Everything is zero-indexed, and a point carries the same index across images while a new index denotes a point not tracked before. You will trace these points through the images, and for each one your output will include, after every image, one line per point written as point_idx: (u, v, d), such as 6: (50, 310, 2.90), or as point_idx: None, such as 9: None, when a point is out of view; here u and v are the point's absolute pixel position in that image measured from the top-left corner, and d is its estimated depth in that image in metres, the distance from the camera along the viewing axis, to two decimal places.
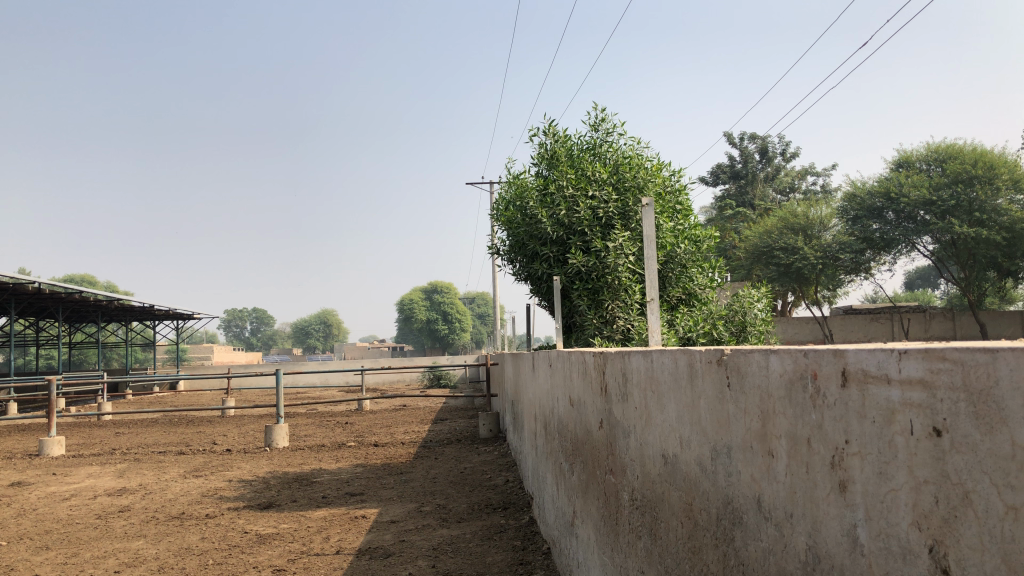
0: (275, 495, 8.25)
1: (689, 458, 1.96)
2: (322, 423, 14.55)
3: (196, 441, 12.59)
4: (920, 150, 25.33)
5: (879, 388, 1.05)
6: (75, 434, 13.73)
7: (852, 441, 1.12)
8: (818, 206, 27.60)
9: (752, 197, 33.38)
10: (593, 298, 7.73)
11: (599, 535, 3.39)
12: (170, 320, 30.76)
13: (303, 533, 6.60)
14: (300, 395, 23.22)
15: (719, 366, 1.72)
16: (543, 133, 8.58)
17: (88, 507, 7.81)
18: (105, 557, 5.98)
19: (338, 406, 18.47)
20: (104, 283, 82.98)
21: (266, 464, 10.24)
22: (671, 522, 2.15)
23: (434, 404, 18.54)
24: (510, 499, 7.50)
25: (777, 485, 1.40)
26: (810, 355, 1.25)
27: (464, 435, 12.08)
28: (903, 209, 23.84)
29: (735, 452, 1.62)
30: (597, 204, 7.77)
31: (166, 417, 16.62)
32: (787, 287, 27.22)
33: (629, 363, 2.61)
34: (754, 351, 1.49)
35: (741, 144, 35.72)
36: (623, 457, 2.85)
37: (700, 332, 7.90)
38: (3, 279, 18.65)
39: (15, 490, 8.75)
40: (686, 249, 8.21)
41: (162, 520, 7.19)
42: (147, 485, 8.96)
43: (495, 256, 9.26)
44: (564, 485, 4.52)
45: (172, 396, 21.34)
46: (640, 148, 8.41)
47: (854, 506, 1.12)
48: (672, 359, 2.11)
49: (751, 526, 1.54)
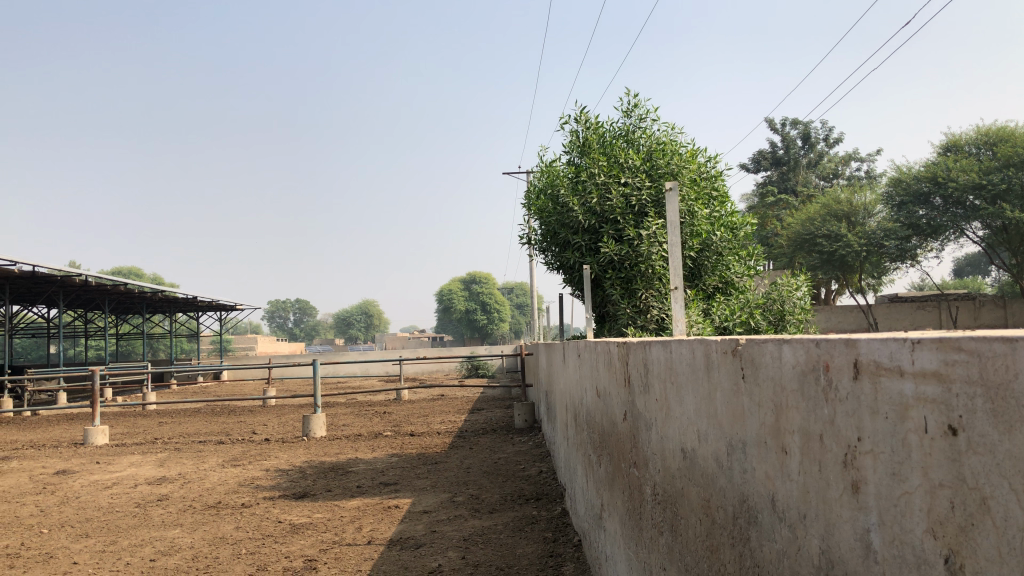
0: (311, 484, 8.29)
1: (706, 453, 1.87)
2: (361, 412, 14.62)
3: (237, 430, 12.75)
4: (970, 133, 24.65)
5: (891, 380, 0.96)
6: (120, 423, 13.99)
7: (865, 437, 1.03)
8: (862, 192, 27.01)
9: (795, 183, 32.79)
10: (625, 287, 7.63)
11: (624, 528, 3.31)
12: (213, 311, 31.26)
13: (336, 523, 6.61)
14: (340, 385, 23.38)
15: (734, 356, 1.63)
16: (574, 120, 8.45)
17: (128, 496, 7.93)
18: (142, 545, 6.05)
19: (377, 395, 18.58)
20: (151, 276, 84.50)
21: (303, 453, 10.31)
22: (690, 518, 2.07)
23: (472, 394, 18.54)
24: (543, 490, 7.43)
25: (791, 485, 1.31)
26: (821, 345, 1.16)
27: (499, 425, 12.04)
28: (951, 195, 23.21)
29: (750, 448, 1.53)
30: (629, 191, 7.63)
31: (208, 407, 16.85)
32: (830, 275, 26.70)
33: (650, 354, 2.52)
34: (767, 341, 1.39)
35: (783, 130, 35.07)
36: (645, 450, 2.77)
37: (737, 321, 7.73)
38: (51, 272, 19.06)
39: (60, 478, 8.93)
40: (722, 237, 8.01)
41: (199, 509, 7.26)
42: (187, 474, 9.07)
43: (527, 246, 9.17)
44: (593, 476, 4.44)
45: (216, 386, 21.66)
46: (674, 133, 8.24)
47: (868, 509, 1.03)
48: (689, 349, 2.02)
49: (765, 526, 1.45)
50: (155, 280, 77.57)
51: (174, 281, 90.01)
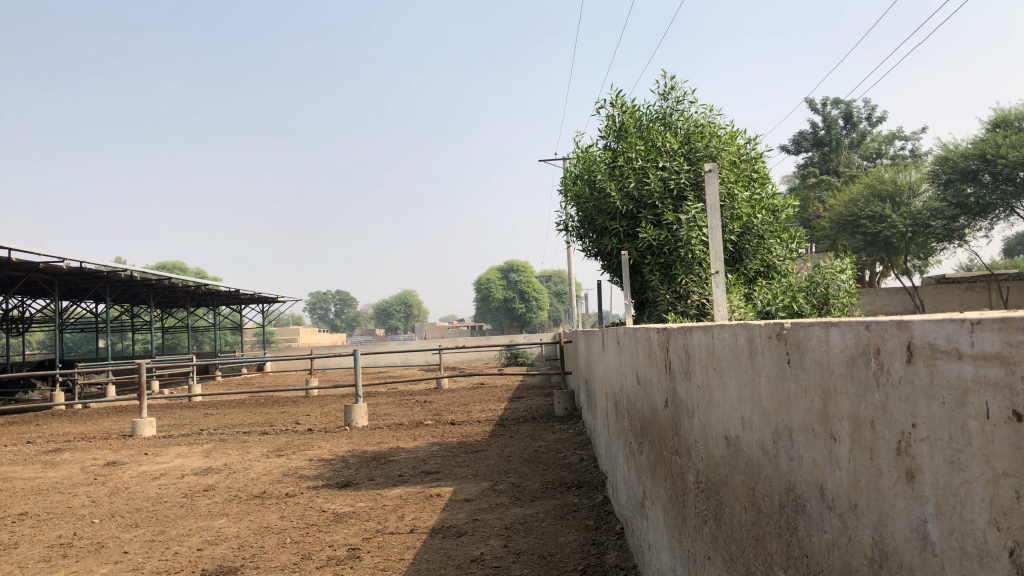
0: (353, 474, 8.36)
1: (751, 440, 1.82)
2: (402, 402, 14.69)
3: (280, 420, 12.90)
4: (1020, 108, 24.02)
5: (948, 363, 0.90)
6: (167, 414, 14.26)
7: (920, 423, 0.98)
8: (907, 171, 26.42)
9: (837, 164, 32.20)
10: (665, 272, 7.56)
11: (668, 517, 3.26)
12: (255, 304, 31.70)
13: (379, 512, 6.65)
14: (380, 375, 23.57)
15: (779, 340, 1.57)
16: (610, 104, 8.36)
17: (176, 486, 8.07)
18: (189, 534, 6.15)
19: (417, 384, 18.68)
20: (195, 270, 85.84)
21: (345, 443, 10.40)
22: (735, 508, 2.02)
23: (511, 382, 18.51)
24: (584, 478, 7.41)
25: (840, 473, 1.26)
26: (872, 328, 1.11)
27: (539, 413, 12.03)
28: (1000, 171, 22.70)
29: (797, 435, 1.48)
30: (667, 175, 7.53)
31: (252, 398, 17.08)
32: (875, 257, 26.15)
33: (691, 339, 2.47)
34: (814, 325, 1.34)
35: (824, 110, 34.46)
36: (688, 438, 2.72)
37: (779, 305, 7.62)
38: (98, 268, 19.45)
39: (110, 469, 9.11)
40: (764, 220, 7.88)
41: (244, 499, 7.36)
42: (232, 464, 9.20)
43: (564, 232, 9.11)
44: (635, 464, 4.40)
45: (259, 378, 21.94)
46: (712, 115, 8.11)
47: (924, 498, 0.98)
48: (731, 334, 1.97)
49: (815, 516, 1.40)
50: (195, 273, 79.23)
51: (217, 275, 91.39)
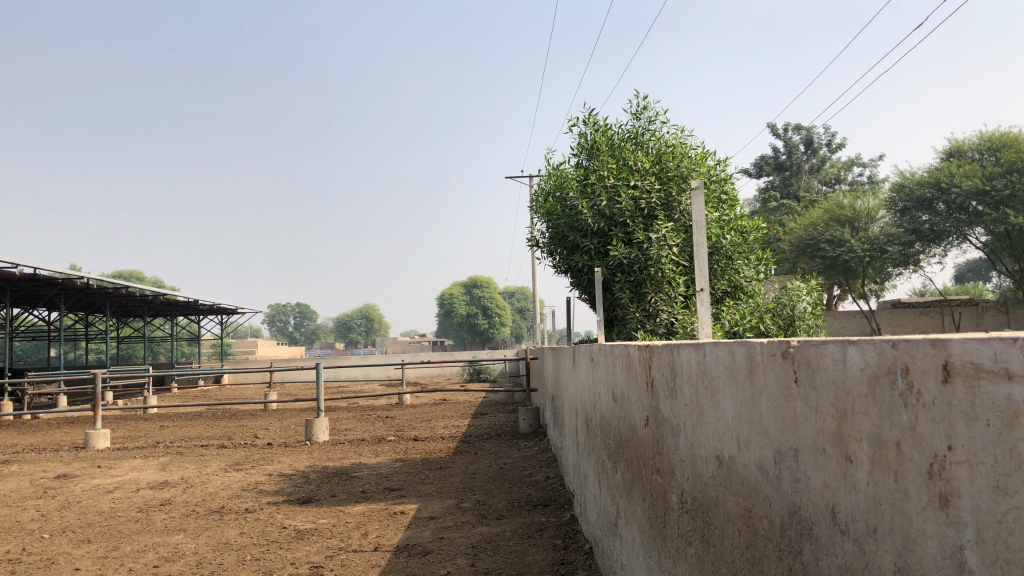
0: (314, 490, 8.19)
1: (748, 461, 1.79)
2: (363, 417, 14.49)
3: (238, 434, 12.63)
4: (973, 138, 24.77)
5: (995, 384, 0.89)
6: (121, 426, 13.89)
7: (958, 446, 0.95)
8: (865, 197, 26.93)
9: (797, 188, 32.78)
10: (635, 290, 7.55)
11: (644, 537, 3.23)
12: (213, 315, 31.11)
13: (342, 529, 6.51)
14: (341, 390, 23.25)
15: (785, 359, 1.54)
16: (582, 122, 8.38)
17: (131, 500, 7.83)
18: (145, 551, 5.95)
19: (379, 400, 18.46)
20: (151, 280, 84.14)
21: (306, 458, 10.21)
22: (727, 528, 1.98)
23: (473, 399, 18.42)
24: (550, 496, 7.34)
25: (857, 496, 1.22)
26: (901, 346, 1.08)
27: (504, 430, 11.95)
28: (954, 200, 23.33)
29: (804, 456, 1.45)
30: (638, 194, 7.54)
31: (209, 411, 16.72)
32: (834, 281, 26.52)
33: (678, 357, 2.44)
34: (828, 341, 1.31)
35: (786, 135, 35.11)
36: (671, 457, 2.68)
37: (747, 325, 7.64)
38: (52, 275, 18.93)
39: (60, 482, 8.82)
40: (732, 240, 7.94)
41: (201, 514, 7.16)
42: (189, 478, 8.97)
43: (534, 249, 9.08)
44: (607, 483, 4.36)
45: (217, 390, 21.49)
46: (684, 136, 8.14)
47: (962, 525, 0.94)
48: (726, 353, 1.94)
49: (823, 540, 1.36)
50: (150, 282, 77.98)
51: (175, 283, 89.78)
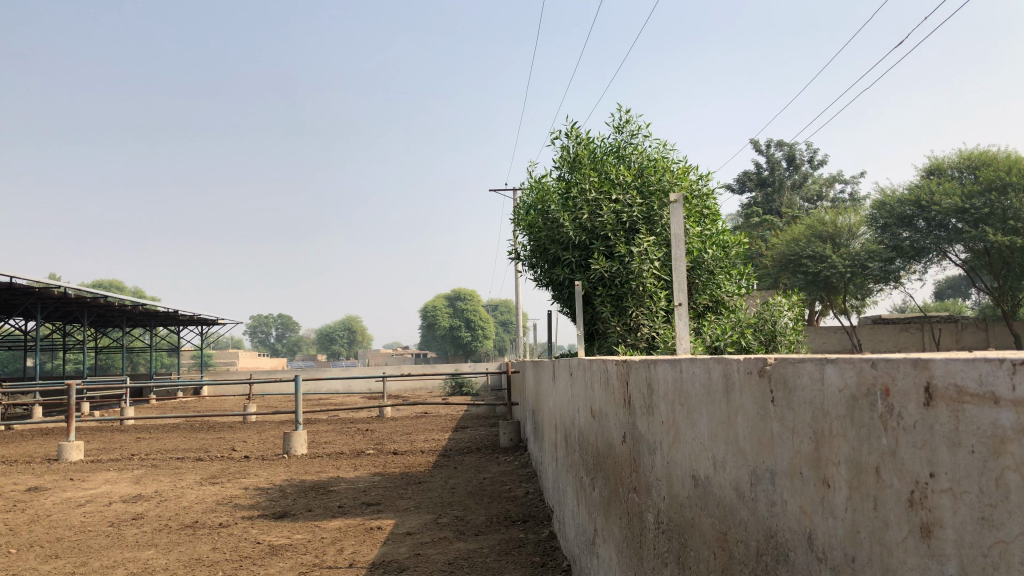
0: (290, 504, 8.05)
1: (724, 481, 1.73)
2: (343, 430, 14.33)
3: (215, 447, 12.45)
4: (953, 156, 25.10)
5: (982, 409, 0.83)
6: (96, 438, 13.63)
7: (940, 473, 0.89)
8: (846, 213, 26.88)
9: (779, 205, 32.96)
10: (616, 304, 7.51)
11: (621, 556, 3.16)
12: (193, 326, 30.72)
13: (317, 545, 6.39)
14: (322, 402, 23.03)
15: (761, 377, 1.48)
16: (565, 135, 8.34)
17: (102, 514, 7.67)
18: (114, 567, 5.80)
19: (360, 413, 18.31)
20: (129, 289, 83.11)
21: (283, 471, 10.06)
22: (703, 551, 1.91)
23: (455, 412, 18.29)
24: (530, 512, 7.25)
25: (834, 523, 1.17)
26: (881, 366, 1.02)
27: (484, 444, 11.85)
28: (934, 217, 23.61)
29: (780, 478, 1.39)
30: (620, 208, 7.51)
31: (187, 423, 16.49)
32: (815, 297, 26.51)
33: (655, 374, 2.37)
34: (806, 361, 1.25)
35: (768, 151, 35.39)
36: (647, 476, 2.62)
37: (728, 340, 7.57)
38: (28, 284, 18.64)
39: (30, 496, 8.63)
40: (714, 255, 7.93)
41: (174, 529, 7.01)
42: (163, 492, 8.80)
43: (515, 261, 9.01)
44: (585, 501, 4.28)
45: (195, 402, 21.19)
46: (666, 149, 8.10)
47: (944, 557, 0.89)
48: (703, 369, 1.88)
49: (799, 566, 1.31)
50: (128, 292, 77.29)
51: (155, 293, 88.76)
